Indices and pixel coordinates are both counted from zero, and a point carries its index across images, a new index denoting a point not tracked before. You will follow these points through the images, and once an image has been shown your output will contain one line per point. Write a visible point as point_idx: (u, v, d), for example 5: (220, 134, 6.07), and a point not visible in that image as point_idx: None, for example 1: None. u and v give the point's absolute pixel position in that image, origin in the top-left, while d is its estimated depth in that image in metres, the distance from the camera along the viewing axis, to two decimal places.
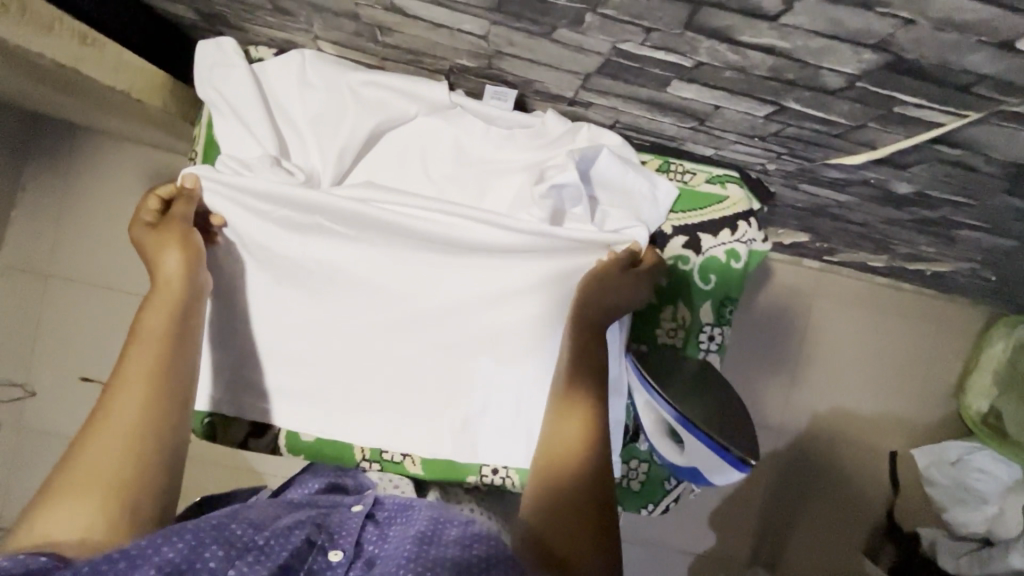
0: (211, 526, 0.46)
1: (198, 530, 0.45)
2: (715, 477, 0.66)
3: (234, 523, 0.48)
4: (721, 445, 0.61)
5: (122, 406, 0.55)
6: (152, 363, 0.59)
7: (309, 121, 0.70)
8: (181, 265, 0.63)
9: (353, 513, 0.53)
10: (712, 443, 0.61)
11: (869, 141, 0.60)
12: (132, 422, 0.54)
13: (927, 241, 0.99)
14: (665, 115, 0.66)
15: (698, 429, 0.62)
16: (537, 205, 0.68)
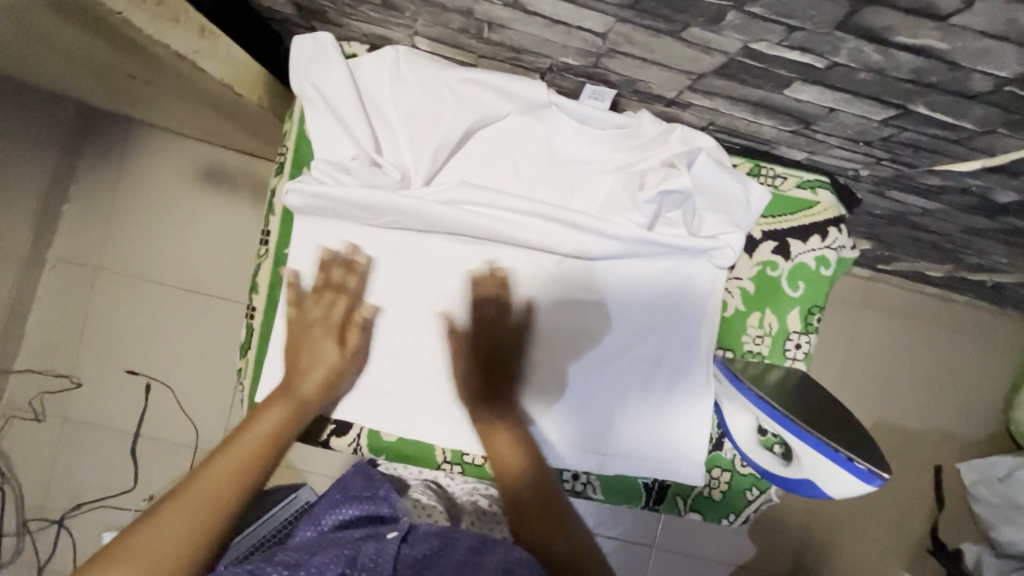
0: (245, 571, 0.55)
1: (237, 575, 0.55)
2: (831, 490, 0.62)
3: (269, 566, 0.57)
4: (837, 451, 0.58)
5: (214, 481, 0.61)
6: (242, 466, 0.63)
7: (399, 116, 0.69)
8: (329, 369, 0.68)
9: (388, 539, 0.61)
10: (822, 447, 0.59)
11: (989, 148, 0.58)
12: (212, 491, 0.61)
13: (1004, 252, 0.98)
14: (767, 117, 0.65)
15: (804, 431, 0.60)
16: (638, 210, 0.68)
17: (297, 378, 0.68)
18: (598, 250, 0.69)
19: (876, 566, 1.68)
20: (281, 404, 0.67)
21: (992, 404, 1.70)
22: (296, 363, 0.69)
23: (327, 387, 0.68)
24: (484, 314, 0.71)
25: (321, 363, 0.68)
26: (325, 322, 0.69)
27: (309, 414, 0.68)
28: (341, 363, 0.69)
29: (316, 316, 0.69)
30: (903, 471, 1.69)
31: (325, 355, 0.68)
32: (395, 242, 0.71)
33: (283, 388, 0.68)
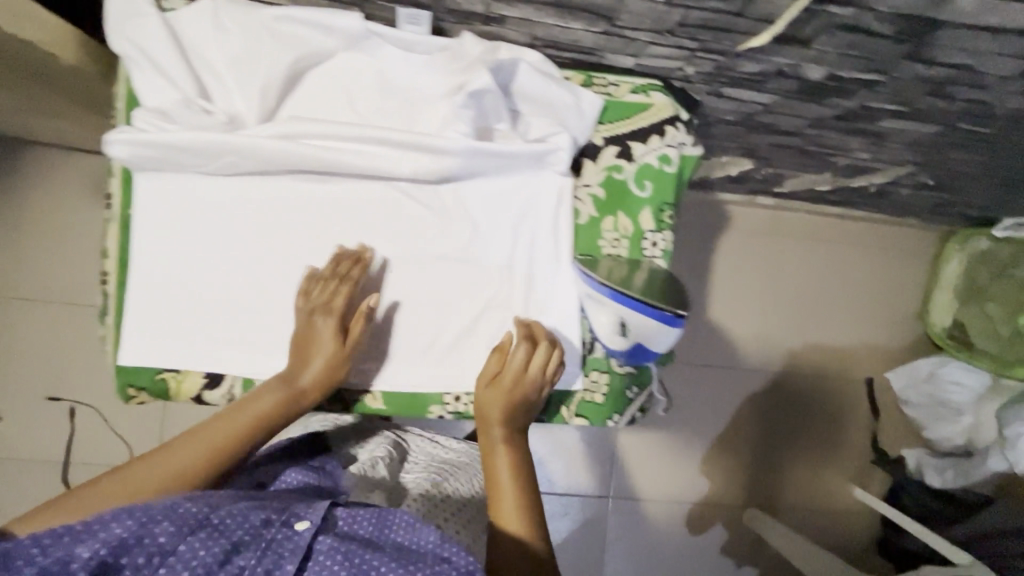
0: (165, 506, 0.49)
1: (154, 508, 0.49)
2: (653, 347, 0.71)
3: (189, 503, 0.51)
4: (645, 302, 0.67)
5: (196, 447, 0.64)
6: (222, 443, 0.65)
7: (225, 63, 0.69)
8: (327, 362, 0.71)
9: (323, 495, 0.56)
10: (642, 304, 0.68)
11: (766, 15, 0.62)
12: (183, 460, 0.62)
13: (860, 144, 1.03)
14: (574, 20, 0.69)
15: (626, 295, 0.69)
16: (459, 119, 0.70)
17: (299, 368, 0.70)
18: (434, 166, 0.70)
19: (827, 485, 1.74)
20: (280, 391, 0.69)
21: (909, 312, 1.78)
22: (302, 354, 0.70)
23: (325, 380, 0.71)
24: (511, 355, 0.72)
25: (325, 355, 0.71)
26: (329, 310, 0.71)
27: (300, 403, 0.70)
28: (338, 354, 0.71)
29: (319, 303, 0.71)
30: (838, 389, 1.76)
31: (326, 346, 0.71)
32: (242, 188, 0.72)
33: (286, 376, 0.70)
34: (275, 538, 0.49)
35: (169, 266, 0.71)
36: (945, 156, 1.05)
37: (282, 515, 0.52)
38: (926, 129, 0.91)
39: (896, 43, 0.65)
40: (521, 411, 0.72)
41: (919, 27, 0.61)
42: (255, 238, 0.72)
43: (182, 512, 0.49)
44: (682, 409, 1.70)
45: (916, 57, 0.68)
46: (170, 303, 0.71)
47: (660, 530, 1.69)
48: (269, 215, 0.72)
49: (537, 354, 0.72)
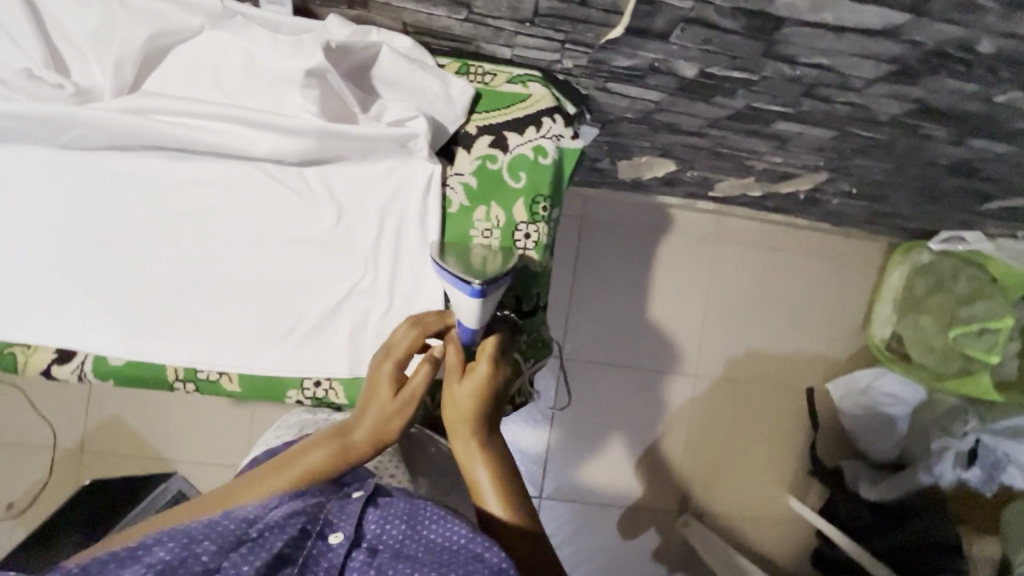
0: (203, 525, 0.49)
1: (191, 529, 0.48)
2: (471, 323, 0.68)
3: (225, 520, 0.50)
4: (459, 278, 0.65)
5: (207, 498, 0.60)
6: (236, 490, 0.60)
7: (86, 37, 0.68)
8: (381, 410, 0.65)
9: (352, 499, 0.56)
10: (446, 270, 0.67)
11: (611, 5, 0.61)
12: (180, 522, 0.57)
13: (768, 148, 1.02)
14: (434, 6, 0.68)
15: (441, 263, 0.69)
16: (306, 99, 0.69)
17: (353, 421, 0.64)
18: (287, 149, 0.70)
19: (762, 494, 1.73)
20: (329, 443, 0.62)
21: (852, 323, 1.77)
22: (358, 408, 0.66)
23: (377, 435, 0.64)
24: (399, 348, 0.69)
25: (376, 406, 0.65)
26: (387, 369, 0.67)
27: (357, 457, 0.63)
28: (392, 404, 0.65)
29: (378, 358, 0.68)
30: (777, 398, 1.75)
31: (379, 399, 0.65)
32: (98, 163, 0.71)
33: (339, 427, 0.64)
34: (311, 553, 0.50)
35: (23, 239, 0.71)
36: (854, 163, 1.04)
37: (318, 524, 0.53)
38: (822, 134, 0.90)
39: (748, 39, 0.64)
40: (490, 421, 0.66)
41: (762, 23, 0.60)
42: (109, 213, 0.72)
43: (221, 529, 0.49)
44: (619, 412, 1.69)
45: (775, 56, 0.67)
46: (20, 276, 0.71)
47: (592, 534, 1.67)
48: (125, 191, 0.72)
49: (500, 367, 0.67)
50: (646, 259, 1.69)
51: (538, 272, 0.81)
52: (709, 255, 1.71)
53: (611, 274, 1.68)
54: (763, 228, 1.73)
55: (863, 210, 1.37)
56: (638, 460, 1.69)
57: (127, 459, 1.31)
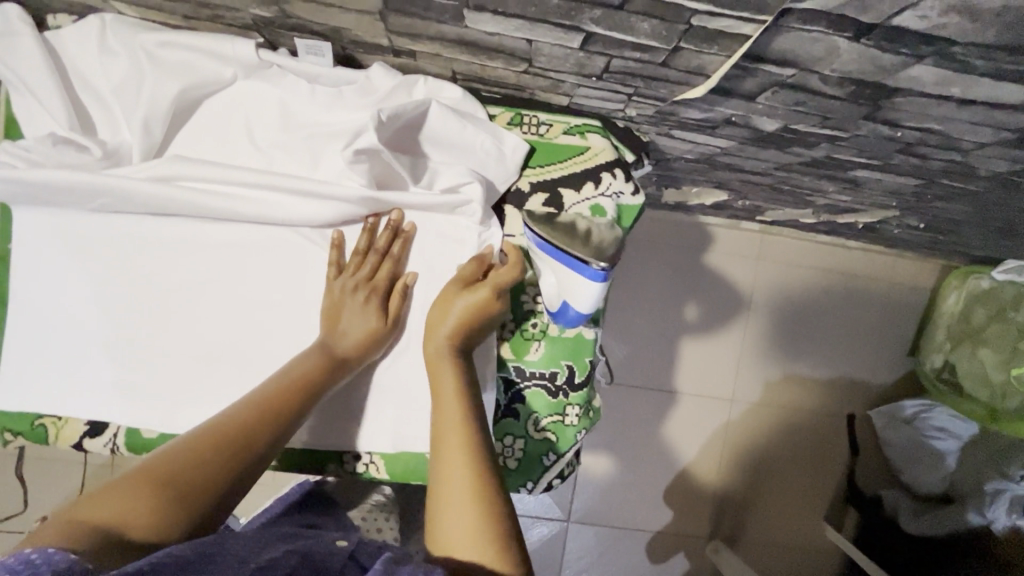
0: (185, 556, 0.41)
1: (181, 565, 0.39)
2: (582, 304, 0.66)
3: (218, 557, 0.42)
4: (578, 259, 0.63)
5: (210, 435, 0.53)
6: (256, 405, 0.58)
7: (113, 94, 0.63)
8: (370, 331, 0.67)
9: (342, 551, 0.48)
10: (568, 256, 0.64)
11: (698, 68, 0.54)
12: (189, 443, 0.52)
13: (837, 188, 0.93)
14: (490, 59, 0.61)
15: (555, 247, 0.65)
16: (353, 171, 0.65)
17: (334, 335, 0.66)
18: (330, 216, 0.66)
19: (796, 523, 1.68)
20: (316, 357, 0.64)
21: (900, 348, 1.69)
22: (332, 319, 0.67)
23: (364, 349, 0.67)
24: (375, 267, 0.68)
25: (365, 323, 0.67)
26: (368, 285, 0.67)
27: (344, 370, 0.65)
28: (381, 327, 0.68)
29: (354, 280, 0.68)
30: (817, 425, 1.68)
31: (366, 317, 0.67)
32: (126, 226, 0.66)
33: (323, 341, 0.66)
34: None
35: (51, 305, 0.67)
36: (929, 205, 0.95)
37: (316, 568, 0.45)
38: (903, 181, 0.82)
39: (849, 103, 0.56)
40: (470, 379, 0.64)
41: (873, 91, 0.52)
42: (141, 281, 0.67)
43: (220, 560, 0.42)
44: (650, 437, 1.63)
45: (876, 119, 0.59)
46: (48, 344, 0.67)
47: (619, 559, 1.64)
48: (157, 256, 0.67)
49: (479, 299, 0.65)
50: (683, 278, 1.61)
51: (592, 340, 0.74)
52: (751, 275, 1.63)
53: (646, 294, 1.61)
54: (807, 247, 1.64)
55: (925, 239, 1.27)
56: (670, 486, 1.64)
57: None
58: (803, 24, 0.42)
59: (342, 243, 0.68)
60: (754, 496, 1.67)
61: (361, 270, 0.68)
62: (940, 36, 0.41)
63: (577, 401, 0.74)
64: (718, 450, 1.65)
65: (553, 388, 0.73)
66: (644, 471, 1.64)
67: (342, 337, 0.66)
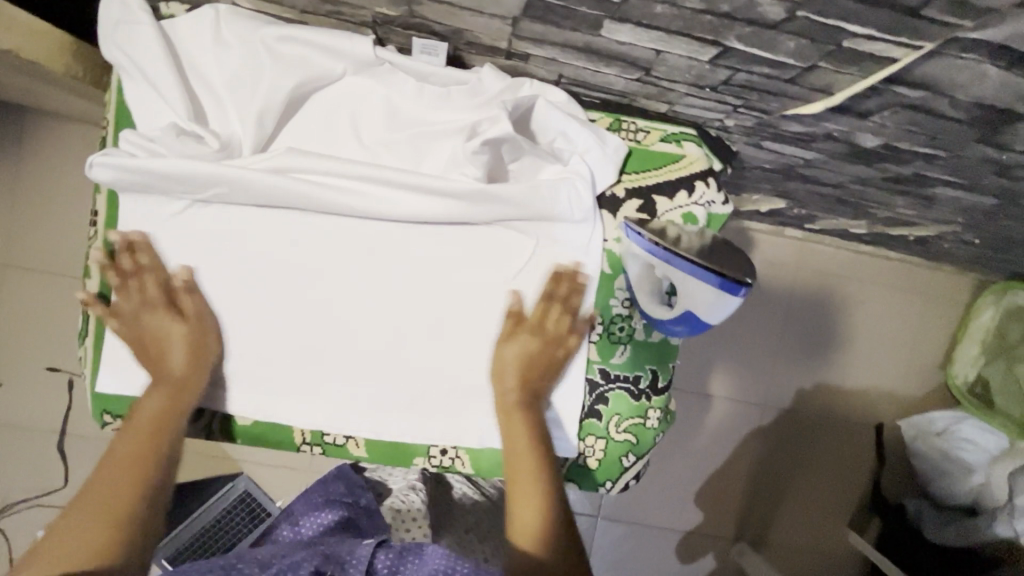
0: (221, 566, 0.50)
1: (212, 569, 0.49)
2: (704, 311, 0.64)
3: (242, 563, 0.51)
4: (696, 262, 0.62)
5: (83, 516, 0.57)
6: (131, 450, 0.62)
7: (225, 84, 0.64)
8: (187, 339, 0.66)
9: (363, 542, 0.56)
10: (685, 263, 0.63)
11: (825, 86, 0.54)
12: (91, 508, 0.58)
13: (906, 203, 0.95)
14: (606, 65, 0.61)
15: (670, 252, 0.64)
16: (470, 163, 0.66)
17: (165, 362, 0.65)
18: (440, 211, 0.66)
19: (820, 527, 1.70)
20: (157, 394, 0.64)
21: (932, 360, 1.70)
22: (156, 351, 0.66)
23: (192, 357, 0.65)
24: (141, 285, 0.66)
25: (174, 334, 0.65)
26: (142, 299, 0.66)
27: (190, 385, 0.66)
28: (193, 329, 0.66)
29: (135, 307, 0.66)
30: (847, 434, 1.70)
31: (172, 332, 0.65)
32: (232, 216, 0.67)
33: (152, 375, 0.65)
34: None
35: None
36: (996, 222, 0.96)
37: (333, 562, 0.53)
38: (982, 200, 0.83)
39: (969, 126, 0.57)
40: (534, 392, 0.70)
41: (998, 117, 0.53)
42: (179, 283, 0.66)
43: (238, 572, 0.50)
44: (684, 437, 1.65)
45: (989, 142, 0.60)
46: (151, 332, 0.68)
47: (646, 556, 1.66)
48: (259, 246, 0.68)
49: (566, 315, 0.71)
50: None
51: (675, 346, 0.75)
52: (788, 280, 1.64)
53: None
54: (844, 254, 1.65)
55: (974, 253, 1.28)
56: (699, 487, 1.66)
57: None
58: (961, 52, 0.43)
59: (312, 263, 0.67)
60: (781, 501, 1.69)
61: (151, 294, 0.66)
62: None
63: (658, 405, 0.75)
64: (750, 454, 1.67)
65: (636, 391, 0.75)
66: (672, 471, 1.65)
67: (162, 362, 0.65)
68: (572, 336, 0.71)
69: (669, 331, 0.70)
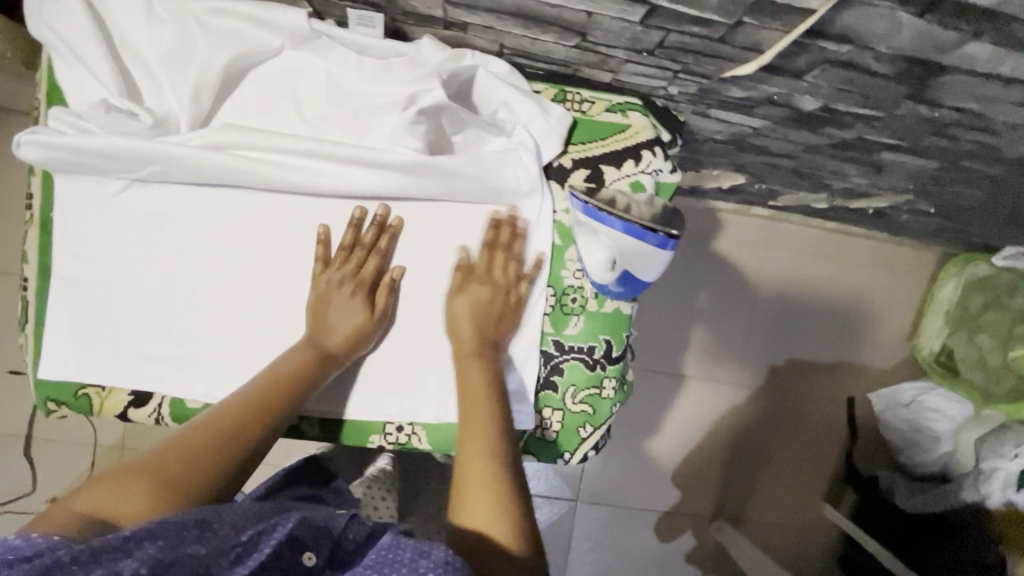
0: (194, 522, 0.43)
1: (182, 526, 0.42)
2: (641, 273, 0.68)
3: (218, 519, 0.44)
4: (645, 227, 0.65)
5: (187, 441, 0.55)
6: (265, 397, 0.62)
7: (159, 59, 0.62)
8: (359, 328, 0.67)
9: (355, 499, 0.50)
10: (629, 226, 0.65)
11: (754, 44, 0.55)
12: (195, 439, 0.56)
13: (857, 172, 0.96)
14: (543, 32, 0.62)
15: (612, 216, 0.65)
16: (410, 134, 0.65)
17: (319, 331, 0.67)
18: (383, 184, 0.66)
19: (796, 502, 1.72)
20: (306, 352, 0.66)
21: (900, 333, 1.73)
22: (319, 318, 0.67)
23: (354, 342, 0.67)
24: (363, 261, 0.69)
25: (356, 314, 0.67)
26: (356, 278, 0.68)
27: (333, 363, 0.67)
28: (353, 295, 0.68)
29: (345, 274, 0.68)
30: (820, 409, 1.73)
31: (353, 314, 0.67)
32: (174, 196, 0.66)
33: (309, 338, 0.66)
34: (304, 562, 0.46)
35: (97, 277, 0.67)
36: (945, 188, 0.98)
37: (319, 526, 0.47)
38: (926, 164, 0.85)
39: (897, 82, 0.58)
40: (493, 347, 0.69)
41: (922, 70, 0.54)
42: (163, 267, 0.67)
43: (212, 532, 0.43)
44: (659, 418, 1.66)
45: (919, 99, 0.61)
46: (94, 316, 0.67)
47: (626, 538, 1.67)
48: (202, 225, 0.67)
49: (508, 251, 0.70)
50: (691, 262, 1.64)
51: (628, 316, 0.75)
52: (758, 259, 1.66)
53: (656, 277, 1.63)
54: (811, 232, 1.67)
55: (932, 224, 1.31)
56: (676, 467, 1.68)
57: None
58: None
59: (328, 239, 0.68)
60: (757, 477, 1.71)
61: (347, 266, 0.68)
62: (1005, 13, 0.43)
63: (614, 373, 0.76)
64: (726, 432, 1.69)
65: (591, 361, 0.75)
66: (650, 453, 1.66)
67: (334, 332, 0.67)
68: (521, 283, 0.71)
69: (612, 293, 0.72)
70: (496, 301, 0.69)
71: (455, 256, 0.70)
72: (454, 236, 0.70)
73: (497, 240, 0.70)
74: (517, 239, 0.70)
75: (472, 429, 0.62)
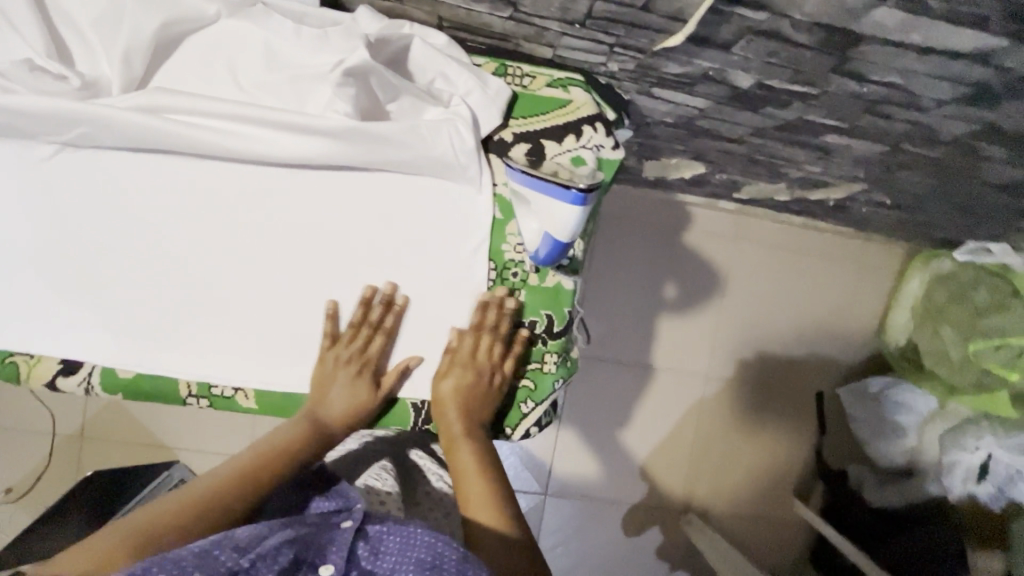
0: (194, 553, 0.44)
1: (181, 559, 0.43)
2: (560, 232, 0.65)
3: (217, 548, 0.45)
4: (556, 183, 0.62)
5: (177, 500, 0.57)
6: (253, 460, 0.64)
7: (90, 22, 0.62)
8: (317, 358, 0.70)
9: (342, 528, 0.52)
10: (543, 183, 0.63)
11: (676, 12, 0.56)
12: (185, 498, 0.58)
13: (809, 158, 0.97)
14: (475, 2, 0.62)
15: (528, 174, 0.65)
16: (339, 98, 0.65)
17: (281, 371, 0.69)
18: (316, 152, 0.65)
19: (766, 497, 1.72)
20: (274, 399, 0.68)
21: (868, 329, 1.74)
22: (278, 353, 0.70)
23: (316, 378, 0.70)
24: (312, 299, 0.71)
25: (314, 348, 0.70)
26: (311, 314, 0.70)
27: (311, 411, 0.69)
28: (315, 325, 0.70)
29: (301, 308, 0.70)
30: (789, 404, 1.73)
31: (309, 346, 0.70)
32: (107, 161, 0.66)
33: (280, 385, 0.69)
34: None
35: (28, 242, 0.66)
36: (896, 176, 0.99)
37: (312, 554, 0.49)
38: (871, 148, 0.86)
39: (820, 53, 0.59)
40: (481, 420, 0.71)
41: (840, 39, 0.55)
42: (96, 233, 0.67)
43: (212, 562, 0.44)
44: (628, 411, 1.66)
45: (846, 72, 0.62)
46: (23, 282, 0.66)
47: (595, 532, 1.66)
48: (136, 191, 0.66)
49: (485, 337, 0.71)
50: (659, 255, 1.65)
51: (570, 291, 0.74)
52: (727, 253, 1.67)
53: (626, 269, 1.64)
54: (780, 227, 1.69)
55: (892, 216, 1.32)
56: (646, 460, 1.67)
57: (127, 450, 1.20)
58: None
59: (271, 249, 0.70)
60: (727, 471, 1.71)
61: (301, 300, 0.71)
62: None
63: (555, 349, 0.75)
64: (695, 426, 1.69)
65: (532, 337, 0.74)
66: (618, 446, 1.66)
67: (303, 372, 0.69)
68: (505, 361, 0.73)
69: (543, 261, 0.70)
70: (479, 380, 0.71)
71: (394, 227, 0.71)
72: (393, 207, 0.70)
73: (478, 323, 0.72)
74: (496, 321, 0.72)
75: (471, 496, 0.64)
